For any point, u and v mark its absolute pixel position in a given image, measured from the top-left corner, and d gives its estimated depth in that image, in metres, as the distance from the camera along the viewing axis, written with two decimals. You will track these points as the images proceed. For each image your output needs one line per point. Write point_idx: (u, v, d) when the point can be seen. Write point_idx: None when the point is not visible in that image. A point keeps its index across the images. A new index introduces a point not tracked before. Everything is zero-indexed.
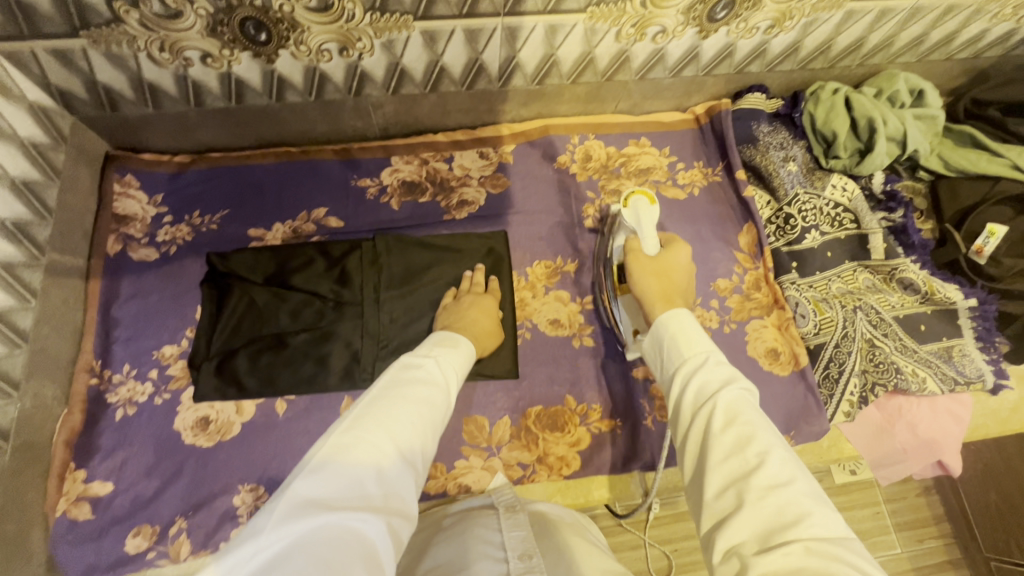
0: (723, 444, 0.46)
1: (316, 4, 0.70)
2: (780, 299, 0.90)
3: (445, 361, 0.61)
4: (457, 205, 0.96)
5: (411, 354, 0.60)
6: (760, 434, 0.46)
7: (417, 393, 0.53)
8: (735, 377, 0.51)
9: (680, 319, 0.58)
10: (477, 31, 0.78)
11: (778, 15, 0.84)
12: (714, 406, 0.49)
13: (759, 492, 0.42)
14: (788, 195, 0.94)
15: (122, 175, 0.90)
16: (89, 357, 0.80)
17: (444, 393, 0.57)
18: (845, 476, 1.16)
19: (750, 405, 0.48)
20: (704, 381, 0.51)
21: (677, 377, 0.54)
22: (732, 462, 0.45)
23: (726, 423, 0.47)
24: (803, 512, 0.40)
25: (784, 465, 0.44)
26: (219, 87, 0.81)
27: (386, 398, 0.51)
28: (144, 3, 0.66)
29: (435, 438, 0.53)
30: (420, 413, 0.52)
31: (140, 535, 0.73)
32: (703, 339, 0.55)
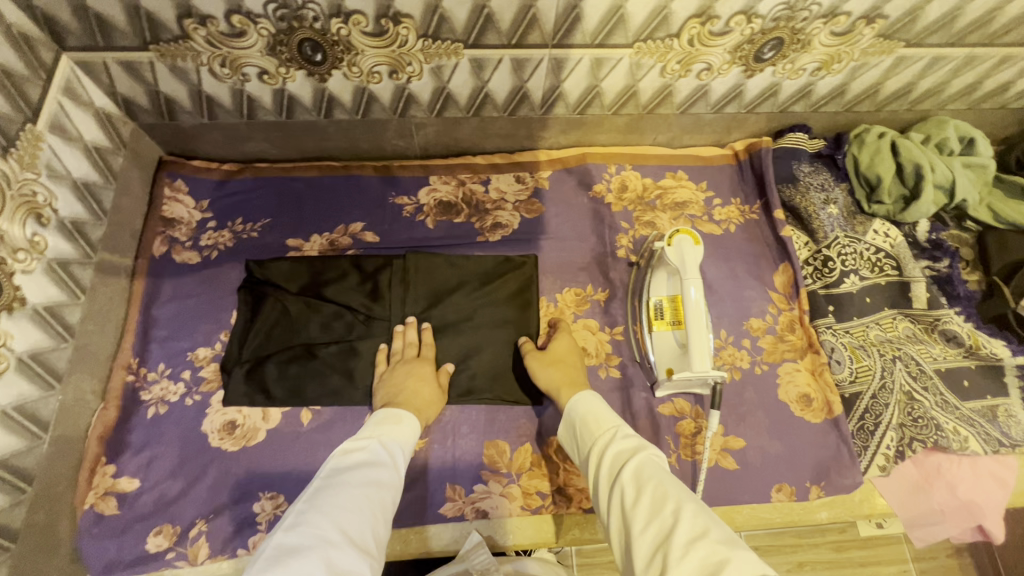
0: (643, 506, 0.54)
1: (372, 29, 0.72)
2: (814, 342, 0.88)
3: (389, 438, 0.67)
4: (491, 227, 0.97)
5: (353, 438, 0.66)
6: (671, 489, 0.54)
7: (360, 478, 0.59)
8: (639, 444, 0.62)
9: (586, 402, 0.71)
10: (525, 60, 0.79)
11: (826, 58, 0.83)
12: (629, 473, 0.58)
13: (678, 543, 0.48)
14: (828, 238, 0.93)
15: (173, 180, 0.93)
16: (128, 354, 0.82)
17: (388, 470, 0.63)
18: (870, 529, 1.14)
19: (656, 465, 0.58)
20: (618, 453, 0.62)
21: (600, 455, 0.64)
22: (654, 524, 0.52)
23: (634, 480, 0.57)
24: (702, 527, 0.49)
25: (696, 514, 0.50)
26: (272, 102, 0.84)
27: (329, 490, 0.56)
28: (211, 22, 0.69)
29: (384, 519, 0.58)
30: (363, 500, 0.56)
31: (162, 534, 0.73)
32: (610, 418, 0.68)
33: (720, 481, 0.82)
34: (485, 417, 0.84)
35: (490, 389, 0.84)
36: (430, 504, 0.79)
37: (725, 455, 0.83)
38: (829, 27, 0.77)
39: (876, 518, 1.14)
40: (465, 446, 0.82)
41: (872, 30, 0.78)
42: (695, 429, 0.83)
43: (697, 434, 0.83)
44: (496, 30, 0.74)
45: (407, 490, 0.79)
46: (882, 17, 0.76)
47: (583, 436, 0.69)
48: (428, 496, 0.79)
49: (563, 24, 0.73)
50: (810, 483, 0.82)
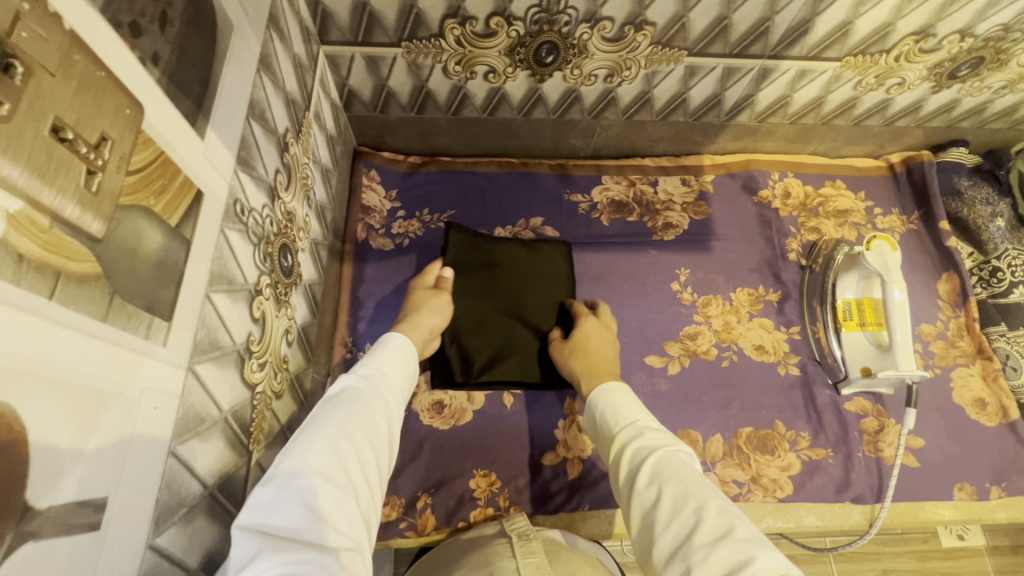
0: (666, 505, 0.52)
1: (612, 35, 0.76)
2: (986, 349, 0.91)
3: (374, 375, 0.60)
4: (662, 227, 1.01)
5: (341, 378, 0.59)
6: (694, 486, 0.52)
7: (344, 416, 0.52)
8: (658, 439, 0.59)
9: (611, 391, 0.67)
10: (736, 69, 0.84)
11: (1015, 77, 0.87)
12: (649, 470, 0.55)
13: (704, 545, 0.47)
14: (998, 249, 0.96)
15: (368, 170, 0.98)
16: (344, 332, 0.86)
17: (377, 408, 0.57)
18: (952, 540, 1.16)
19: (677, 462, 0.55)
20: (641, 447, 0.59)
21: (618, 449, 0.61)
22: (676, 524, 0.50)
23: (656, 478, 0.54)
24: (730, 527, 0.47)
25: (721, 513, 0.49)
26: (483, 99, 0.88)
27: (320, 426, 0.51)
28: (471, 23, 0.74)
29: (374, 456, 0.53)
30: (356, 439, 0.51)
31: (389, 505, 0.78)
32: (631, 407, 0.64)
33: (903, 477, 0.85)
34: (675, 408, 0.87)
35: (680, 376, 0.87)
36: None
37: (907, 453, 0.86)
38: None
39: (957, 529, 1.17)
40: None
41: None
42: (878, 427, 0.86)
43: (880, 431, 0.86)
44: (726, 40, 0.78)
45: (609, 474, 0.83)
46: None
47: (599, 428, 0.66)
48: None
49: (789, 37, 0.78)
50: (990, 484, 0.85)
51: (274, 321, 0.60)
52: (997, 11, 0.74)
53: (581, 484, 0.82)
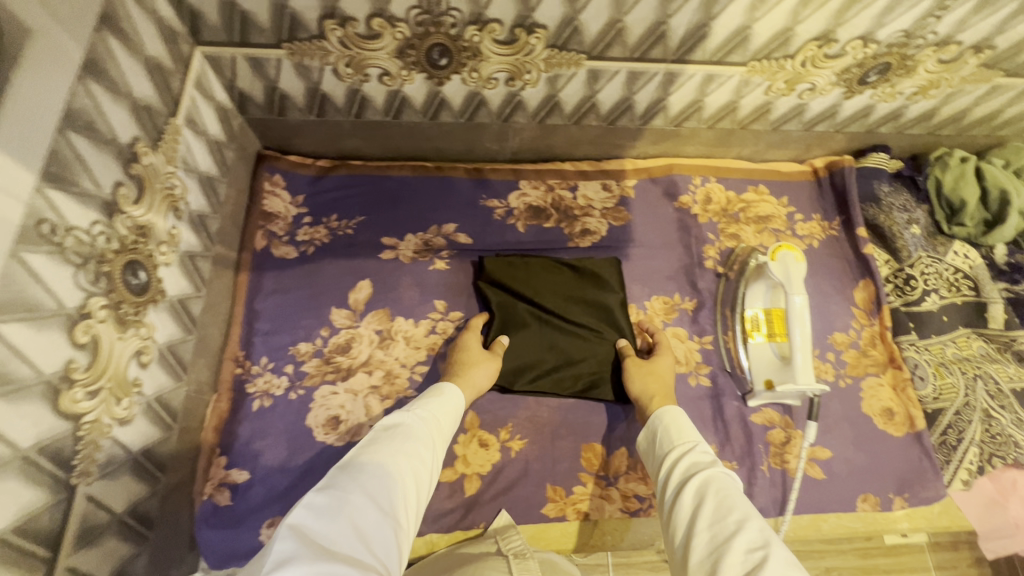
0: (706, 513, 0.53)
1: (504, 38, 0.73)
2: (897, 358, 0.91)
3: (427, 414, 0.67)
4: (580, 233, 0.99)
5: (396, 411, 0.66)
6: (740, 502, 0.53)
7: (393, 447, 0.59)
8: (716, 459, 0.60)
9: (673, 412, 0.69)
10: (640, 74, 0.81)
11: (926, 84, 0.86)
12: (695, 486, 0.57)
13: (736, 557, 0.48)
14: (911, 257, 0.96)
15: (272, 174, 0.93)
16: (235, 347, 0.84)
17: (423, 445, 0.62)
18: (894, 538, 1.13)
19: (727, 481, 0.56)
20: (693, 463, 0.60)
21: (671, 461, 0.62)
22: (711, 531, 0.52)
23: (702, 493, 0.55)
24: (766, 541, 0.48)
25: (761, 530, 0.50)
26: (384, 103, 0.85)
27: (367, 454, 0.58)
28: (351, 24, 0.70)
29: (417, 492, 0.58)
30: (398, 472, 0.57)
31: (275, 526, 0.75)
32: (693, 431, 0.66)
33: (807, 488, 0.85)
34: (582, 420, 0.86)
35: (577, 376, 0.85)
36: (532, 504, 0.81)
37: (813, 464, 0.86)
38: (938, 55, 0.79)
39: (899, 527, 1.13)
40: (563, 448, 0.84)
41: (979, 59, 0.81)
42: (785, 439, 0.86)
43: (787, 443, 0.85)
44: (623, 44, 0.75)
45: (509, 490, 0.81)
46: (991, 47, 0.79)
47: (658, 444, 0.67)
48: (527, 495, 0.81)
49: (688, 41, 0.75)
50: (893, 494, 0.85)
51: (115, 345, 0.56)
52: (895, 17, 0.72)
53: (478, 501, 0.80)
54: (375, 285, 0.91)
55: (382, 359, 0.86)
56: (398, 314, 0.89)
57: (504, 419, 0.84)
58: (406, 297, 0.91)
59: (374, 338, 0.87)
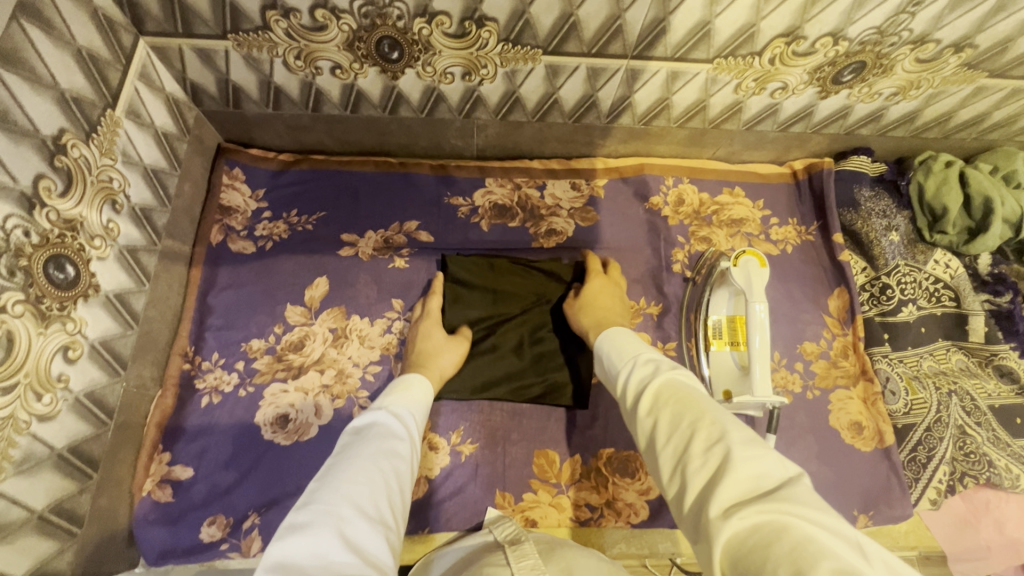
0: (664, 424, 0.53)
1: (454, 31, 0.71)
2: (868, 370, 0.87)
3: (398, 409, 0.66)
4: (545, 233, 0.96)
5: (364, 414, 0.65)
6: (689, 404, 0.53)
7: (371, 451, 0.58)
8: (661, 368, 0.60)
9: (614, 338, 0.70)
10: (601, 70, 0.78)
11: (904, 84, 0.82)
12: (649, 401, 0.57)
13: (702, 451, 0.48)
14: (888, 266, 0.92)
15: (231, 168, 0.92)
16: (185, 342, 0.83)
17: (399, 442, 0.62)
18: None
19: (676, 388, 0.56)
20: (641, 379, 0.61)
21: (623, 383, 0.63)
22: (673, 439, 0.51)
23: (657, 405, 0.55)
24: (722, 434, 0.48)
25: (714, 422, 0.50)
26: (340, 97, 0.83)
27: (341, 464, 0.57)
28: (295, 15, 0.68)
29: (400, 490, 0.58)
30: (378, 474, 0.56)
31: (215, 525, 0.74)
32: (636, 349, 0.66)
33: None
34: (536, 425, 0.84)
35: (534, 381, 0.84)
36: (479, 510, 0.79)
37: None
38: (915, 54, 0.75)
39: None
40: (514, 454, 0.82)
41: (959, 59, 0.76)
42: None
43: None
44: (579, 38, 0.72)
45: (456, 495, 0.79)
46: (972, 47, 0.74)
47: (609, 371, 0.68)
48: (475, 501, 0.79)
49: (647, 36, 0.72)
50: (857, 511, 0.81)
51: (34, 340, 0.56)
52: (864, 14, 0.69)
53: (423, 505, 0.78)
54: (332, 282, 0.89)
55: (335, 358, 0.84)
56: (354, 312, 0.88)
57: (455, 422, 0.83)
58: (364, 295, 0.89)
59: (327, 336, 0.86)
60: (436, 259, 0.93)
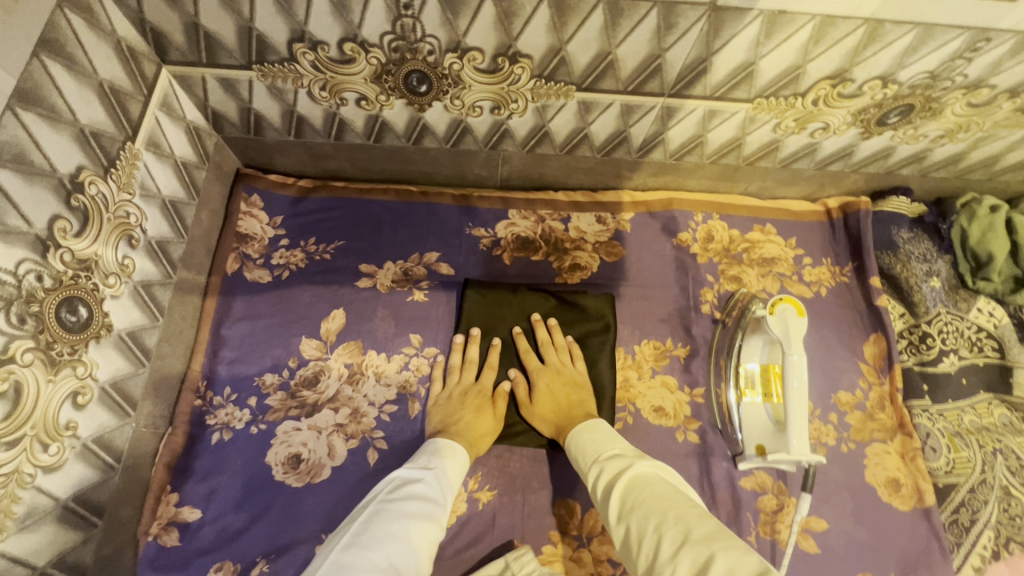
0: (635, 526, 0.53)
1: (486, 66, 0.68)
2: (907, 424, 0.83)
3: (444, 470, 0.70)
4: (569, 268, 0.93)
5: (409, 467, 0.70)
6: (655, 503, 0.53)
7: (409, 509, 0.63)
8: (628, 466, 0.61)
9: (586, 430, 0.71)
10: (635, 107, 0.75)
11: (953, 127, 0.78)
12: (616, 503, 0.57)
13: (669, 554, 0.48)
14: (929, 313, 0.88)
15: (249, 195, 0.90)
16: (197, 376, 0.80)
17: (434, 501, 0.66)
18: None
19: (640, 486, 0.57)
20: (607, 478, 0.62)
21: (596, 485, 0.63)
22: (643, 541, 0.51)
23: (624, 506, 0.56)
24: (687, 535, 0.48)
25: (678, 523, 0.50)
26: (363, 127, 0.81)
27: (383, 521, 0.61)
28: (322, 48, 0.66)
29: (430, 553, 0.61)
30: (414, 534, 0.60)
31: (221, 571, 0.70)
32: (603, 444, 0.67)
33: (802, 564, 0.77)
34: (556, 472, 0.80)
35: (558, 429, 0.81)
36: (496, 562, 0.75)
37: (807, 536, 0.78)
38: (968, 98, 0.72)
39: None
40: (534, 503, 0.78)
41: (1013, 104, 0.73)
42: (777, 507, 0.79)
43: (779, 511, 0.78)
44: (615, 76, 0.69)
45: (472, 545, 0.75)
46: None
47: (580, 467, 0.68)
48: (492, 553, 0.75)
49: (687, 75, 0.69)
50: None
51: (43, 388, 0.53)
52: (918, 58, 0.65)
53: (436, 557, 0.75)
54: (349, 315, 0.86)
55: (350, 396, 0.82)
56: (371, 347, 0.85)
57: (473, 467, 0.80)
58: (382, 329, 0.86)
59: (343, 372, 0.83)
60: (456, 292, 0.90)
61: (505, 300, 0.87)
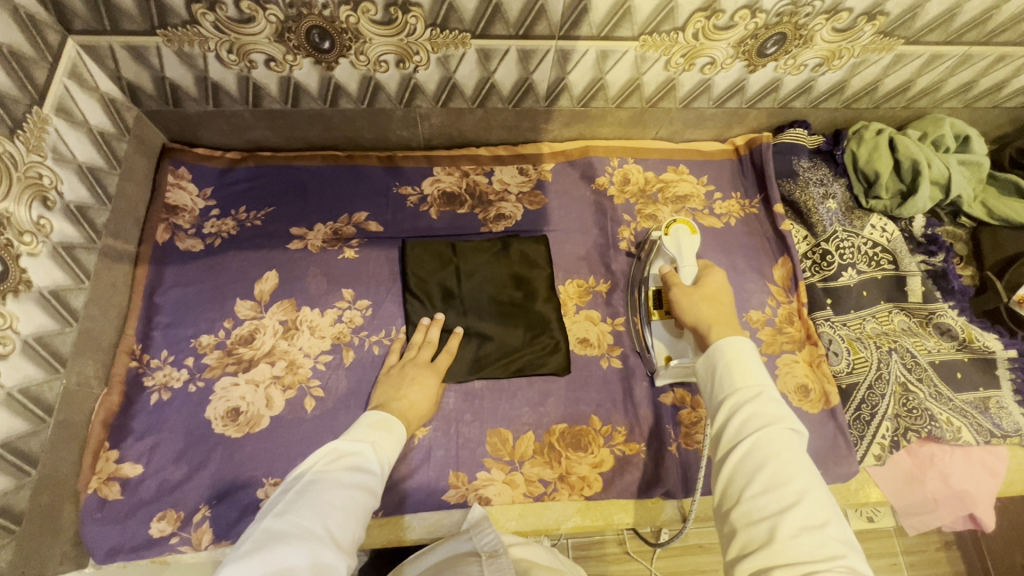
0: (765, 478, 0.50)
1: (381, 18, 0.72)
2: (813, 334, 0.89)
3: (383, 440, 0.67)
4: (494, 218, 0.97)
5: (347, 435, 0.65)
6: (797, 473, 0.50)
7: (348, 479, 0.59)
8: (785, 418, 0.54)
9: (739, 348, 0.59)
10: (531, 51, 0.80)
11: (827, 54, 0.84)
12: (753, 446, 0.52)
13: (793, 531, 0.47)
14: (827, 232, 0.95)
15: (176, 168, 0.92)
16: (131, 340, 0.82)
17: (373, 471, 0.63)
18: (861, 523, 1.16)
19: (793, 445, 0.52)
20: (756, 415, 0.54)
21: (730, 406, 0.56)
22: (771, 497, 0.49)
23: (765, 456, 0.51)
24: (823, 522, 0.47)
25: (817, 504, 0.48)
26: (278, 90, 0.84)
27: (319, 490, 0.57)
28: (220, 8, 0.69)
29: (367, 518, 0.59)
30: (352, 503, 0.57)
31: (165, 519, 0.73)
32: (758, 371, 0.58)
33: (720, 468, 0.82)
34: (487, 405, 0.84)
35: (487, 364, 0.85)
36: (433, 491, 0.79)
37: None
38: (831, 23, 0.78)
39: (866, 511, 1.16)
40: (467, 434, 0.82)
41: (873, 27, 0.80)
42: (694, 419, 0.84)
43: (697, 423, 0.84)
44: (504, 20, 0.74)
45: (408, 478, 0.79)
46: (883, 14, 0.77)
47: (716, 377, 0.59)
48: (430, 483, 0.79)
49: (570, 16, 0.74)
50: None
51: None
52: None
53: None
54: (281, 275, 0.89)
55: (285, 350, 0.84)
56: (304, 304, 0.88)
57: None
58: (314, 286, 0.89)
59: (278, 329, 0.86)
60: (387, 247, 0.93)
61: (444, 256, 0.91)
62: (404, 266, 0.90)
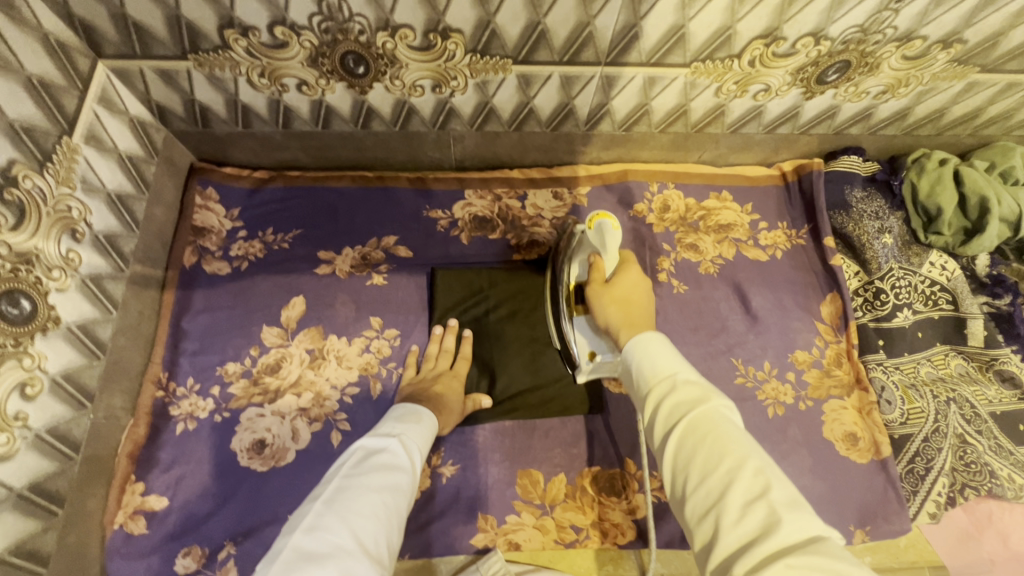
0: (699, 464, 0.43)
1: (419, 43, 0.69)
2: (863, 379, 0.84)
3: (409, 440, 0.64)
4: (527, 245, 0.93)
5: (372, 437, 0.64)
6: (727, 443, 0.43)
7: (376, 481, 0.56)
8: (702, 394, 0.47)
9: (644, 344, 0.54)
10: (574, 78, 0.75)
11: (893, 82, 0.79)
12: (680, 436, 0.45)
13: (737, 514, 0.39)
14: (881, 270, 0.89)
15: (204, 188, 0.90)
16: (157, 369, 0.81)
17: (402, 473, 0.60)
18: None
19: (720, 419, 0.45)
20: (676, 406, 0.47)
21: (650, 407, 0.49)
22: (708, 482, 0.42)
23: (691, 443, 0.44)
24: (765, 487, 0.40)
25: (756, 472, 0.41)
26: (309, 113, 0.81)
27: (347, 494, 0.54)
28: (253, 33, 0.67)
29: (399, 525, 0.55)
30: (382, 507, 0.54)
31: (190, 556, 0.72)
32: (669, 359, 0.51)
33: None
34: (519, 444, 0.81)
35: (520, 400, 0.83)
36: (459, 534, 0.76)
37: None
38: (901, 51, 0.73)
39: None
40: (497, 475, 0.79)
41: (948, 55, 0.74)
42: None
43: None
44: (548, 47, 0.70)
45: (435, 519, 0.77)
46: (960, 42, 0.71)
47: (633, 382, 0.53)
48: (458, 526, 0.77)
49: (619, 43, 0.69)
50: (854, 526, 0.78)
51: None
52: (844, 12, 0.67)
53: (404, 531, 0.76)
54: (308, 301, 0.87)
55: (312, 381, 0.82)
56: (331, 332, 0.85)
57: (436, 443, 0.80)
58: (341, 314, 0.86)
59: (304, 358, 0.83)
60: (416, 273, 0.90)
61: (475, 286, 0.89)
62: (434, 296, 0.88)
